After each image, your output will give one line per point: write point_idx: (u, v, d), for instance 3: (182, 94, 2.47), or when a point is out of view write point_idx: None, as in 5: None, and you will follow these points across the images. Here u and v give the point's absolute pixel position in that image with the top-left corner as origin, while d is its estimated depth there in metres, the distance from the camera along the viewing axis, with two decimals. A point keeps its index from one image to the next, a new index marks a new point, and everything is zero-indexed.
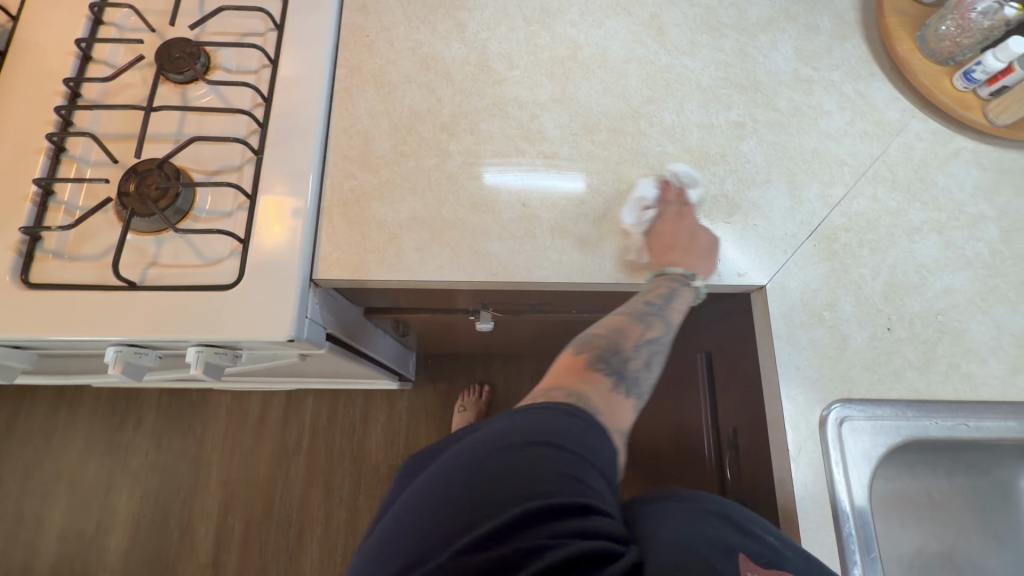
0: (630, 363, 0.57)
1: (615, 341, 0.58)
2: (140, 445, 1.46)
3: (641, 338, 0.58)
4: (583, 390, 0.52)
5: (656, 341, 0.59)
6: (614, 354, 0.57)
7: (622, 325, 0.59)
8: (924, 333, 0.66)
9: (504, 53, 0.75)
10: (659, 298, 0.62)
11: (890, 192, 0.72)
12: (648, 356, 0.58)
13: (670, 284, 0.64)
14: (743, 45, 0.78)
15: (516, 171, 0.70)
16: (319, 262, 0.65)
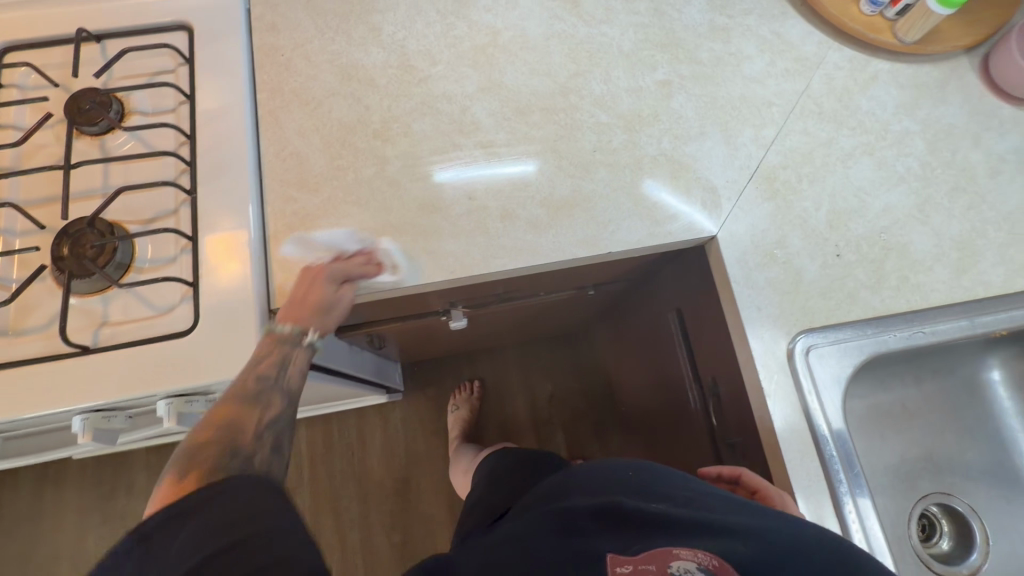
0: (249, 453, 0.51)
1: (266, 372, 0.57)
2: (137, 510, 1.42)
3: (255, 427, 0.53)
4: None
5: (268, 425, 0.54)
6: (234, 454, 0.50)
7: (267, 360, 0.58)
8: (871, 253, 0.69)
9: (424, 50, 0.75)
10: (270, 369, 0.58)
11: (819, 124, 0.74)
12: (274, 440, 0.54)
13: (284, 347, 0.59)
14: (657, 4, 0.78)
15: (458, 167, 0.70)
16: (275, 292, 0.64)
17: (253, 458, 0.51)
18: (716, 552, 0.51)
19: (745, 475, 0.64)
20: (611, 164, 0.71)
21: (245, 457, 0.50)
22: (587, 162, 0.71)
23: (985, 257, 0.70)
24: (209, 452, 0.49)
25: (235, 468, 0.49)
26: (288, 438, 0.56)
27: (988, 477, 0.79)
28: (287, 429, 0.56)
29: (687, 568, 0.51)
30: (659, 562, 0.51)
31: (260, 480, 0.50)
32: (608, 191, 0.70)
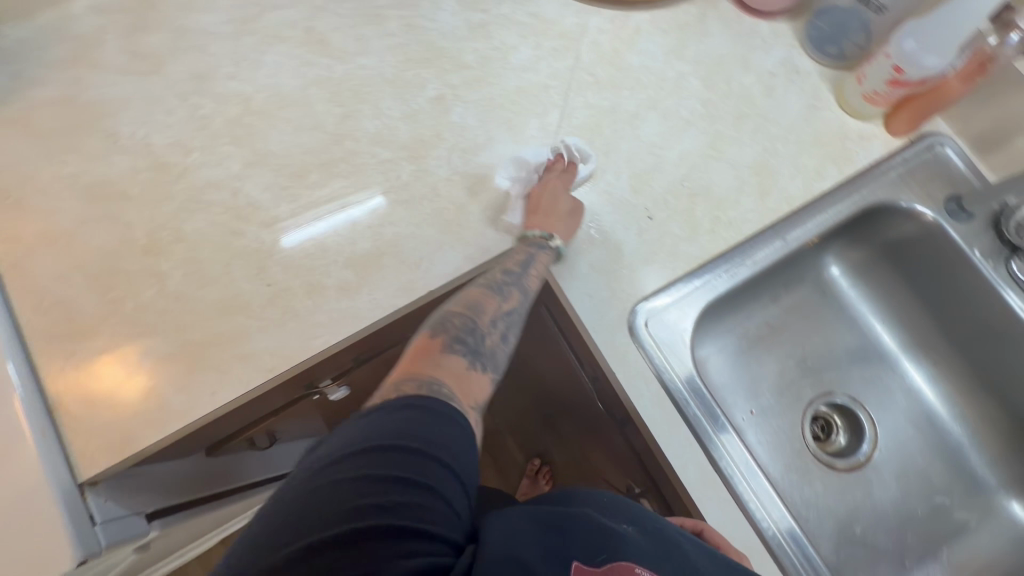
0: (483, 332, 0.58)
1: (470, 318, 0.58)
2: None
3: (497, 310, 0.60)
4: (482, 363, 0.57)
5: (513, 311, 0.61)
6: (471, 334, 0.57)
7: (478, 299, 0.60)
8: (680, 205, 0.70)
9: (173, 142, 0.68)
10: (531, 274, 0.63)
11: (599, 94, 0.74)
12: (504, 327, 0.61)
13: (529, 249, 0.64)
14: (409, 20, 0.75)
15: (313, 228, 0.66)
16: (78, 461, 0.57)
17: (483, 340, 0.58)
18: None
19: (707, 531, 0.59)
20: (407, 199, 0.68)
21: (479, 338, 0.58)
22: (382, 205, 0.67)
23: (781, 173, 0.72)
24: (466, 314, 0.58)
25: (470, 345, 0.56)
26: (513, 330, 0.62)
27: (857, 362, 0.83)
28: (516, 322, 0.62)
29: None
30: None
31: (479, 357, 0.57)
32: (413, 227, 0.67)
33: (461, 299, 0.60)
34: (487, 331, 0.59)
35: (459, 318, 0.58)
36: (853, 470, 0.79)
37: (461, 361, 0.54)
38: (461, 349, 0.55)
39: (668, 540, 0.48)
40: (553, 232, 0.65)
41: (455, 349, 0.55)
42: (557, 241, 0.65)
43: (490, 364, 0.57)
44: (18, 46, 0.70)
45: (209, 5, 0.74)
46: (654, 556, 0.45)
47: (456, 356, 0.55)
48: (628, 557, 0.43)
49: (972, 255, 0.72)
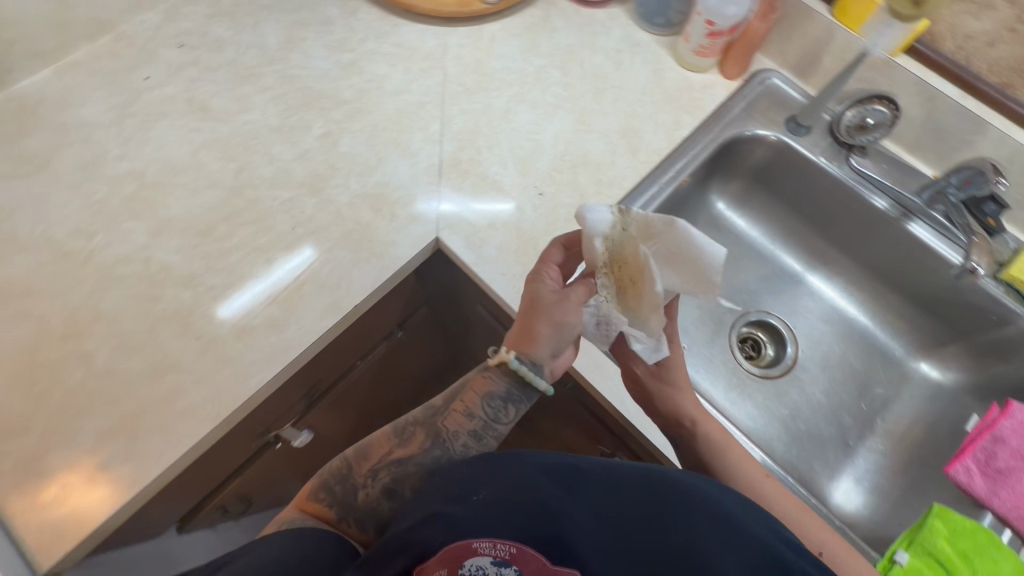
0: (359, 484, 0.61)
1: (350, 464, 0.62)
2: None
3: (383, 458, 0.62)
4: (355, 505, 0.61)
5: (407, 459, 0.62)
6: (343, 482, 0.62)
7: (371, 441, 0.63)
8: (565, 177, 0.77)
9: (76, 230, 0.70)
10: (449, 416, 0.63)
11: (471, 99, 0.82)
12: (388, 480, 0.61)
13: (488, 379, 0.63)
14: (283, 72, 0.81)
15: (249, 294, 0.68)
16: (34, 555, 0.56)
17: (358, 491, 0.61)
18: (515, 538, 0.46)
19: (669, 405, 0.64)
20: (315, 228, 0.72)
21: (352, 490, 0.61)
22: (292, 242, 0.71)
23: (644, 131, 0.81)
24: (359, 456, 0.63)
25: (338, 495, 0.61)
26: (408, 481, 0.62)
27: (762, 280, 0.92)
28: (411, 473, 0.62)
29: (481, 563, 0.45)
30: (452, 562, 0.45)
31: (351, 499, 0.61)
32: (326, 255, 0.71)
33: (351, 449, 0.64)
34: (366, 474, 0.62)
35: (344, 462, 0.63)
36: (787, 374, 0.86)
37: (332, 513, 0.61)
38: (329, 500, 0.61)
39: (515, 480, 0.50)
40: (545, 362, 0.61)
41: (324, 498, 0.61)
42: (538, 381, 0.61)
43: (360, 506, 0.61)
44: None
45: (88, 97, 0.77)
46: (491, 517, 0.47)
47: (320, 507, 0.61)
48: (464, 535, 0.46)
49: (819, 162, 0.82)
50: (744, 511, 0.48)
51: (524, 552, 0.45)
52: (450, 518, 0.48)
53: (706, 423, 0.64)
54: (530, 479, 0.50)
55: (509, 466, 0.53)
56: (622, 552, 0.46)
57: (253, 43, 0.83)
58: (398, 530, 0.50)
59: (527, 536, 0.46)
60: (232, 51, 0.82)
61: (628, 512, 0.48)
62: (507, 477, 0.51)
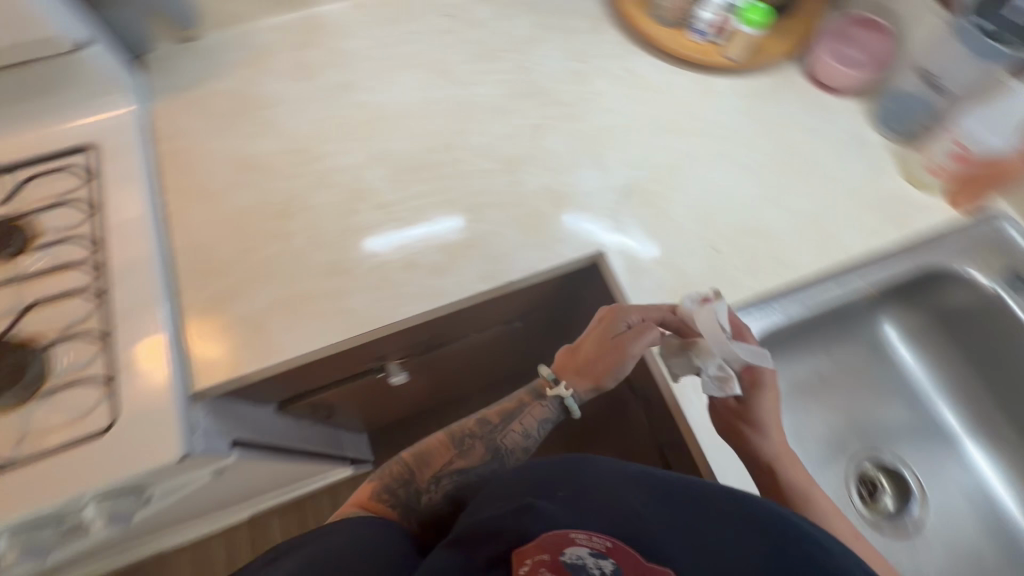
0: (421, 488, 0.71)
1: (413, 470, 0.72)
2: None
3: (446, 465, 0.72)
4: (419, 505, 0.71)
5: (466, 469, 0.72)
6: (406, 486, 0.71)
7: (431, 447, 0.74)
8: (743, 242, 0.76)
9: (315, 133, 0.81)
10: (502, 431, 0.74)
11: (677, 140, 0.83)
12: (449, 485, 0.72)
13: (535, 399, 0.76)
14: (521, 62, 0.88)
15: (395, 234, 0.75)
16: (193, 375, 0.66)
17: (421, 493, 0.71)
18: (610, 534, 0.52)
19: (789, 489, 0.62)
20: (499, 203, 0.78)
21: (415, 494, 0.71)
22: (476, 206, 0.77)
23: (840, 228, 0.78)
24: (420, 460, 0.73)
25: (401, 498, 0.70)
26: (466, 487, 0.73)
27: (906, 425, 0.84)
28: (469, 480, 0.73)
29: (581, 553, 0.50)
30: (554, 550, 0.50)
31: (417, 499, 0.71)
32: (500, 228, 0.76)
33: (409, 456, 0.73)
34: (429, 481, 0.72)
35: (403, 466, 0.72)
36: (906, 538, 0.76)
37: (393, 513, 0.69)
38: (393, 503, 0.69)
39: (587, 486, 0.57)
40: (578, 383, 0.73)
41: (387, 498, 0.69)
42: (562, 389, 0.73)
43: (425, 504, 0.71)
44: (212, 47, 0.87)
45: (362, 31, 0.90)
46: (574, 510, 0.54)
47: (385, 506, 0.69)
48: (561, 526, 0.52)
49: None
50: (844, 545, 0.49)
51: (619, 546, 0.51)
52: (541, 510, 0.54)
53: (788, 461, 0.63)
54: (611, 486, 0.56)
55: (578, 468, 0.59)
56: (710, 559, 0.50)
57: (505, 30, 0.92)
58: (476, 521, 0.55)
59: (619, 536, 0.51)
60: (486, 30, 0.91)
61: (709, 533, 0.51)
62: (577, 482, 0.57)
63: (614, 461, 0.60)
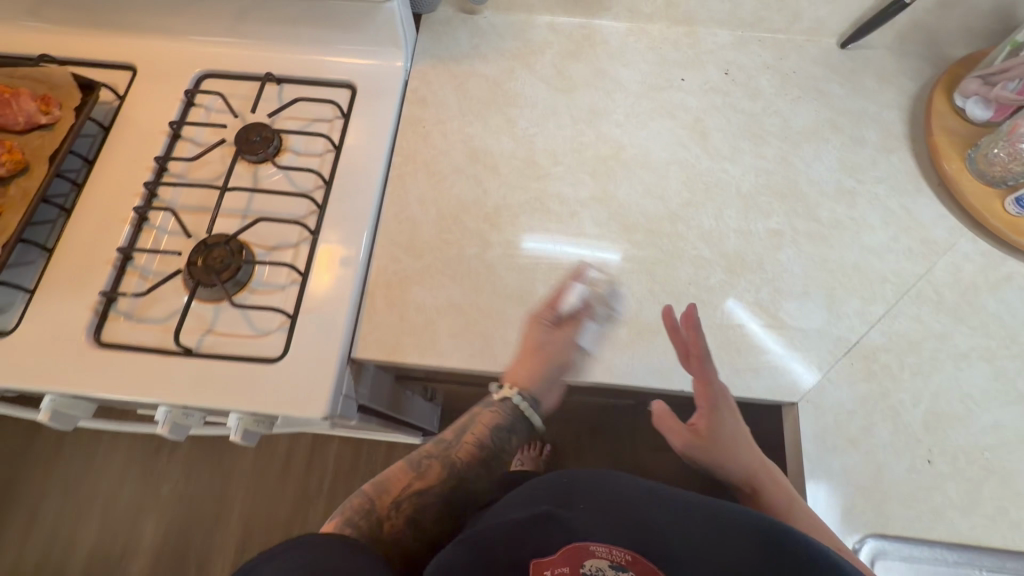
0: (383, 512, 0.59)
1: (374, 496, 0.60)
2: (159, 478, 1.44)
3: (405, 488, 0.61)
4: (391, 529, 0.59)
5: (427, 489, 0.62)
6: (365, 515, 0.58)
7: (389, 474, 0.63)
8: (969, 470, 0.63)
9: (549, 149, 0.79)
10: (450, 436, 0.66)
11: (935, 314, 0.70)
12: (411, 509, 0.60)
13: (488, 410, 0.68)
14: (786, 154, 0.79)
15: (555, 244, 0.73)
16: (358, 340, 0.68)
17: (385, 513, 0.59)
18: (631, 547, 0.46)
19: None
20: (702, 301, 0.70)
21: (375, 523, 0.58)
22: (678, 294, 0.71)
23: None
24: (379, 486, 0.61)
25: (360, 531, 0.57)
26: (431, 511, 0.61)
27: None
28: (438, 497, 0.62)
29: (600, 567, 0.45)
30: (573, 564, 0.45)
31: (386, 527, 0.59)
32: None
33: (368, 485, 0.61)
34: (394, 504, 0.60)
35: (364, 497, 0.60)
36: None
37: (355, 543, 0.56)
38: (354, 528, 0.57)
39: (608, 497, 0.50)
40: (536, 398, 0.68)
41: (346, 532, 0.56)
42: (519, 396, 0.67)
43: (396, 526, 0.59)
44: (487, 27, 0.87)
45: (632, 62, 0.85)
46: (600, 520, 0.48)
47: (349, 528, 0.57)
48: (579, 537, 0.47)
49: None
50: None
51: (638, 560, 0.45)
52: (561, 519, 0.48)
53: (766, 476, 0.63)
54: (630, 501, 0.49)
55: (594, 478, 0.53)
56: None
57: (783, 111, 0.81)
58: (492, 525, 0.49)
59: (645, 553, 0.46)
60: (762, 106, 0.82)
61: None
62: (599, 496, 0.50)
63: (624, 478, 0.52)
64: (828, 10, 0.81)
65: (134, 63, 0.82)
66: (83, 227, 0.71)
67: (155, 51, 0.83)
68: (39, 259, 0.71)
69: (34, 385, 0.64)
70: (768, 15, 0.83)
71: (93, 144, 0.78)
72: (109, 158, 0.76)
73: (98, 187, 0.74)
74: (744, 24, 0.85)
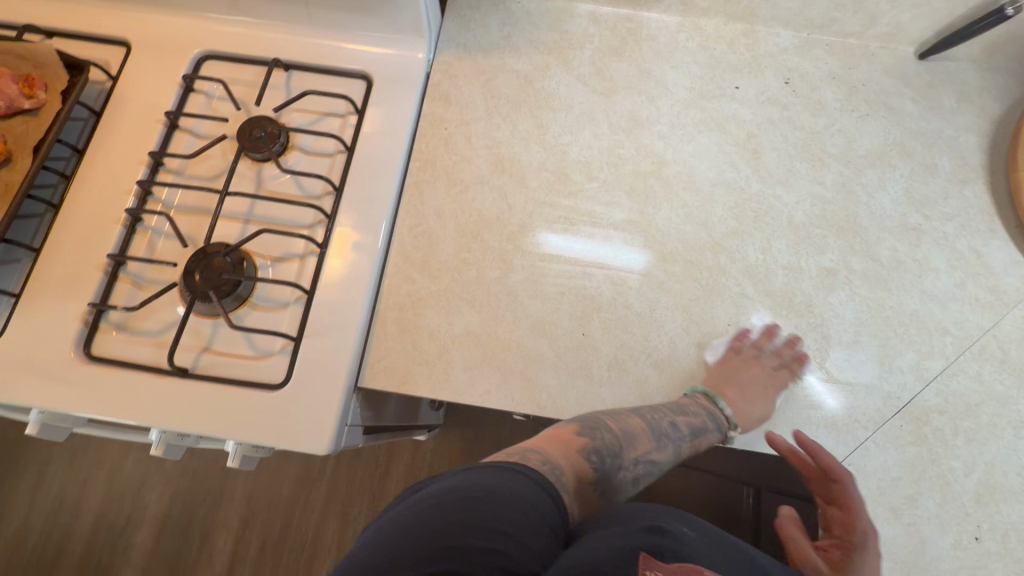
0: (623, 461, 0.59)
1: (620, 444, 0.58)
2: (153, 460, 1.36)
3: (643, 453, 0.60)
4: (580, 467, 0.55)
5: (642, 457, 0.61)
6: (612, 457, 0.58)
7: (635, 431, 0.60)
8: (1020, 551, 0.58)
9: (583, 161, 0.71)
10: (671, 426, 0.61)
11: (998, 374, 0.63)
12: (640, 469, 0.62)
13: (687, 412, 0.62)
14: (846, 181, 0.71)
15: (580, 240, 0.68)
16: (366, 368, 0.63)
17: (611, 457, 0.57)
18: None
19: None
20: (742, 345, 0.64)
21: (614, 467, 0.59)
22: (715, 336, 0.64)
23: None
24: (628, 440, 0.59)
25: (601, 469, 0.57)
26: (648, 477, 0.63)
27: None
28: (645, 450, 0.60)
29: None
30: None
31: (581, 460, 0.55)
32: (730, 375, 0.63)
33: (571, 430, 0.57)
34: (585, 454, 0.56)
35: (590, 422, 0.58)
36: None
37: (587, 471, 0.56)
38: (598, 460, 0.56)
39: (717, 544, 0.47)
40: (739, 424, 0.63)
41: (592, 459, 0.56)
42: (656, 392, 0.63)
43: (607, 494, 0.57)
44: (521, 14, 0.78)
45: (681, 63, 0.76)
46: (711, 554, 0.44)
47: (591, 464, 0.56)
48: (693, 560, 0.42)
49: None
50: None
51: None
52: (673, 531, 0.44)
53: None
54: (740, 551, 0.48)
55: (730, 539, 0.49)
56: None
57: (846, 130, 0.73)
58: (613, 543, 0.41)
59: None
60: (823, 123, 0.73)
61: None
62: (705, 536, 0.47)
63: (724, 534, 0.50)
64: (910, 16, 0.71)
65: (129, 40, 0.74)
66: (73, 225, 0.66)
67: (151, 27, 0.75)
68: (24, 259, 0.66)
69: (20, 401, 0.60)
70: (841, 16, 0.73)
71: (82, 131, 0.71)
72: (100, 147, 0.69)
73: (87, 180, 0.68)
74: (811, 25, 0.75)
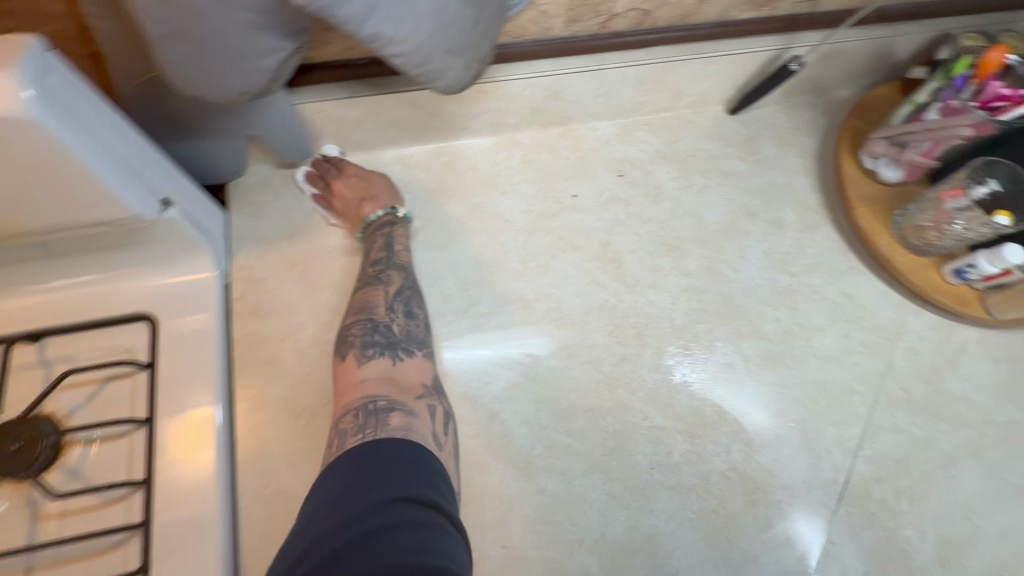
0: (385, 323, 0.58)
1: (367, 317, 0.59)
2: None
3: (388, 296, 0.60)
4: (357, 384, 0.54)
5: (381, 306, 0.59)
6: (375, 330, 0.58)
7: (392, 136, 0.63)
8: None
9: (442, 335, 0.62)
10: (381, 252, 0.62)
11: (910, 417, 0.62)
12: (404, 306, 0.60)
13: (382, 232, 0.63)
14: (710, 263, 0.68)
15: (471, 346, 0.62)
16: None
17: (389, 328, 0.58)
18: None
19: None
20: (673, 487, 0.58)
21: (372, 329, 0.58)
22: (641, 487, 0.57)
23: None
24: (342, 334, 0.58)
25: (378, 339, 0.57)
26: (417, 304, 0.61)
27: None
28: (414, 296, 0.61)
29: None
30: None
31: (350, 367, 0.56)
32: (672, 526, 0.56)
33: (349, 311, 0.60)
34: (360, 359, 0.56)
35: (351, 324, 0.58)
36: None
37: (382, 360, 0.56)
38: (376, 349, 0.56)
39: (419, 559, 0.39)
40: (394, 204, 0.65)
41: (372, 352, 0.56)
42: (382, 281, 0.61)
43: (408, 364, 0.57)
44: (321, 179, 0.67)
45: (511, 186, 0.70)
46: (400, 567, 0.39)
47: (375, 360, 0.56)
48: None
49: None
50: None
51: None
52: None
53: None
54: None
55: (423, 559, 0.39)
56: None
57: (693, 209, 0.70)
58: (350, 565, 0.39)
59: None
60: (668, 209, 0.70)
61: None
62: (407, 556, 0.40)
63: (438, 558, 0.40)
64: (711, 83, 0.71)
65: None
66: None
67: None
68: None
69: None
70: (648, 99, 0.71)
71: None
72: None
73: None
74: (624, 112, 0.72)
